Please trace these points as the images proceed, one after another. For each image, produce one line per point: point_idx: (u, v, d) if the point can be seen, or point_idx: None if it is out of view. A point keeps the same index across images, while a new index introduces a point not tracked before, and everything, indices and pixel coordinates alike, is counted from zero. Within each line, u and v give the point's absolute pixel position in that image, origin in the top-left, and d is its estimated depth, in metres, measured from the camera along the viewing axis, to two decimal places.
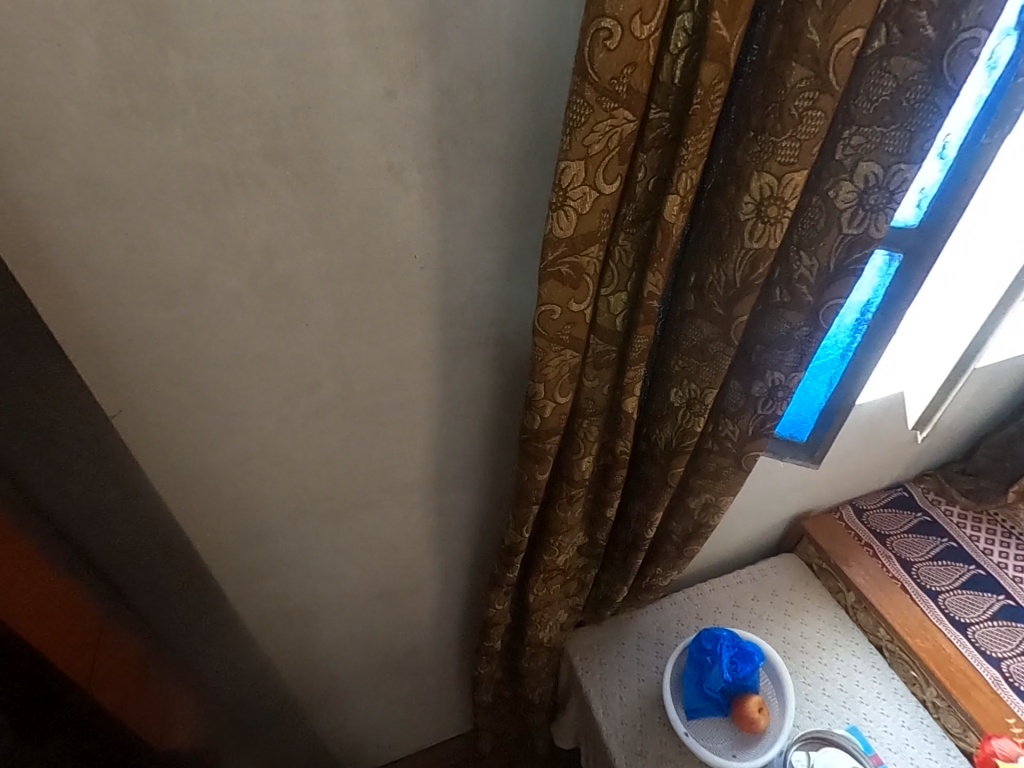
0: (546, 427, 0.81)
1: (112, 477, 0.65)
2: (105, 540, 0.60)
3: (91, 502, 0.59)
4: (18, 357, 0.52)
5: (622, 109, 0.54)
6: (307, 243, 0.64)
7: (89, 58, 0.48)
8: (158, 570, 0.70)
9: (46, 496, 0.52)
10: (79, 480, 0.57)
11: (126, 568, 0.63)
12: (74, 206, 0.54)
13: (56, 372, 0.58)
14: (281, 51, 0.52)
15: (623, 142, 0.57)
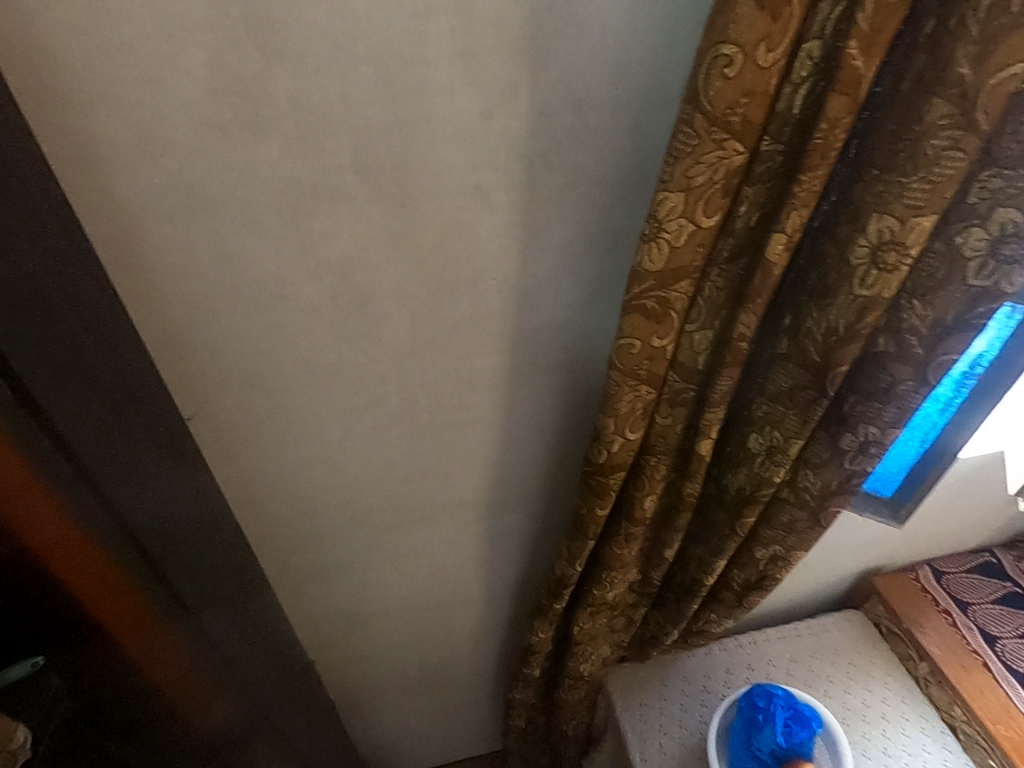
0: (612, 462, 0.78)
1: (183, 474, 0.66)
2: (179, 544, 0.61)
3: (167, 501, 0.60)
4: (105, 358, 0.53)
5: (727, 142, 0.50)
6: (387, 259, 0.63)
7: (198, 71, 0.49)
8: (220, 570, 0.71)
9: (126, 505, 0.52)
10: (154, 479, 0.58)
11: (197, 577, 0.63)
12: (172, 214, 0.55)
13: (141, 370, 0.60)
14: (382, 70, 0.51)
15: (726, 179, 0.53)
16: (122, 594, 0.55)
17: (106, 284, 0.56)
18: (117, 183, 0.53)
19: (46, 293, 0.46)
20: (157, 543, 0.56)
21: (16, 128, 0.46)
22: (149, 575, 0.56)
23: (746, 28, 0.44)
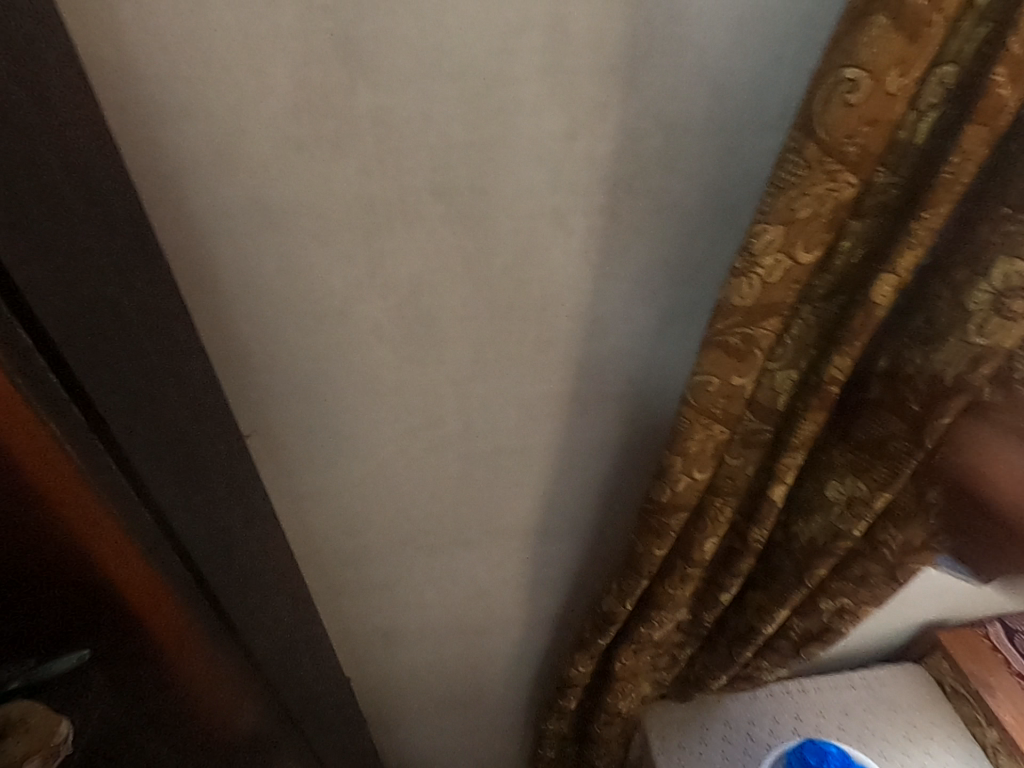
0: (675, 502, 0.73)
1: (241, 491, 0.65)
2: (230, 563, 0.58)
3: (222, 519, 0.59)
4: (171, 377, 0.52)
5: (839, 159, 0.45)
6: (455, 281, 0.61)
7: (282, 87, 0.47)
8: (269, 587, 0.69)
9: (184, 531, 0.49)
10: (210, 496, 0.57)
11: (243, 595, 0.61)
12: (245, 230, 0.54)
13: (206, 384, 0.60)
14: (468, 88, 0.49)
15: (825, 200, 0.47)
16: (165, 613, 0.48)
17: (177, 298, 0.55)
18: (193, 197, 0.52)
19: (119, 309, 0.44)
20: (213, 570, 0.54)
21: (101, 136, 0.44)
22: (205, 607, 0.53)
23: (877, 51, 0.40)
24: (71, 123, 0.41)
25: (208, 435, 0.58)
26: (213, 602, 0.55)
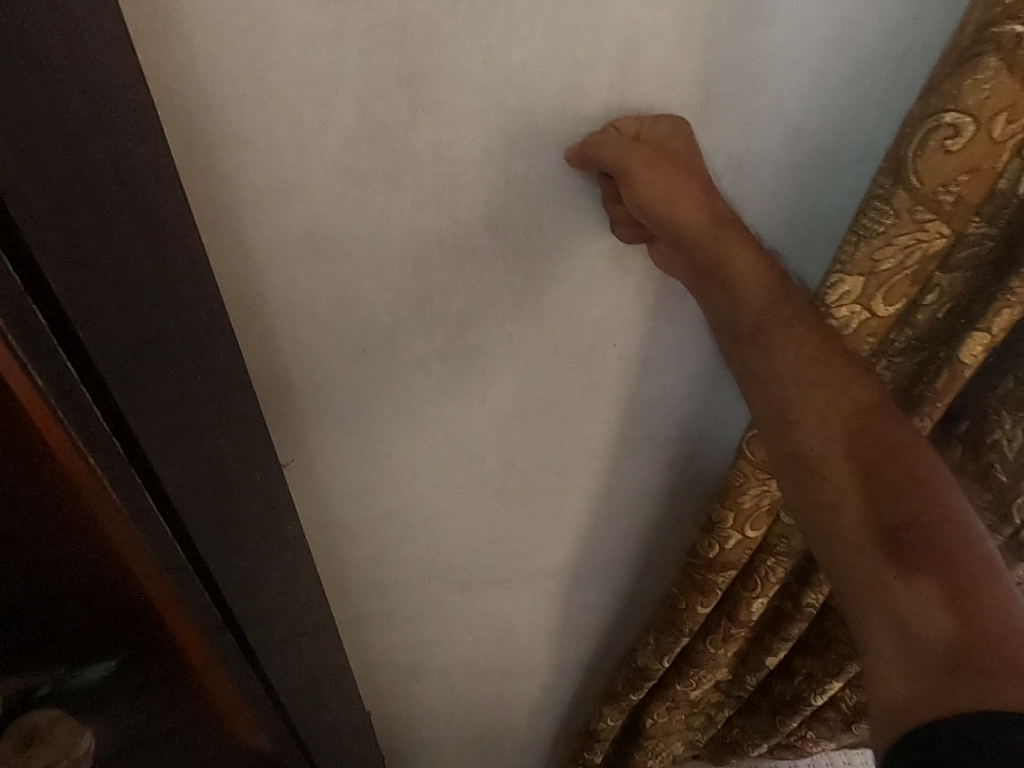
0: (724, 559, 0.69)
1: (282, 525, 0.63)
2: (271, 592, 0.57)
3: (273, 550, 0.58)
4: (224, 420, 0.49)
5: (700, 184, 0.48)
6: (503, 317, 0.59)
7: (343, 120, 0.47)
8: (301, 618, 0.68)
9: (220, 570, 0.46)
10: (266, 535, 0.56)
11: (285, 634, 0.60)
12: (296, 259, 0.54)
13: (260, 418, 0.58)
14: (530, 124, 0.48)
15: (738, 254, 0.48)
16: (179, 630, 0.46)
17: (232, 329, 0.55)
18: (248, 225, 0.51)
19: (176, 355, 0.42)
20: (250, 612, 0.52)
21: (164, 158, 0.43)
22: (235, 650, 0.50)
23: (984, 94, 0.36)
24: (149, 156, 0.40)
25: (255, 470, 0.56)
26: (246, 649, 0.51)
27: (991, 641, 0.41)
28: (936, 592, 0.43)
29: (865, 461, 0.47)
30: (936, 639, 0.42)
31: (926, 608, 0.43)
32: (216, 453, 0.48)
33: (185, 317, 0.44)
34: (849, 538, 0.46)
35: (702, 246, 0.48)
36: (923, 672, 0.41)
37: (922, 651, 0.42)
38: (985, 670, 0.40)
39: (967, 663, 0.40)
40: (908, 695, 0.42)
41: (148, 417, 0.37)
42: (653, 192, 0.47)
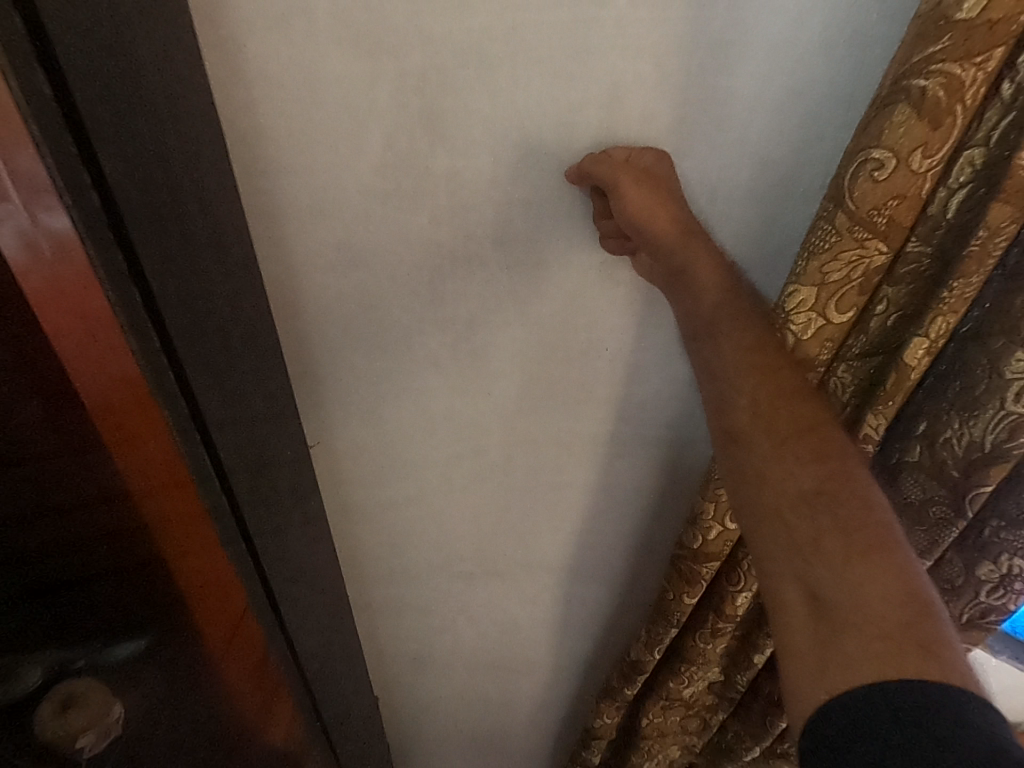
0: (707, 550, 0.75)
1: (307, 502, 0.71)
2: (291, 556, 0.64)
3: (296, 521, 0.66)
4: (265, 400, 0.58)
5: (678, 205, 0.55)
6: (507, 321, 0.67)
7: (373, 149, 0.56)
8: (320, 589, 0.75)
9: (254, 525, 0.54)
10: (290, 506, 0.64)
11: (299, 599, 0.67)
12: (330, 266, 0.62)
13: (293, 404, 0.66)
14: (531, 153, 0.56)
15: (706, 267, 0.55)
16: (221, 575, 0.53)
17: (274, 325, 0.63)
18: (291, 236, 0.60)
19: (229, 339, 0.50)
20: (276, 571, 0.60)
21: (229, 178, 0.53)
22: (262, 593, 0.57)
23: (902, 134, 0.44)
24: (216, 176, 0.49)
25: (289, 449, 0.64)
26: (269, 590, 0.59)
27: (893, 610, 0.44)
28: (844, 565, 0.47)
29: (783, 448, 0.52)
30: (843, 610, 0.45)
31: (835, 582, 0.46)
32: (258, 426, 0.56)
33: (238, 310, 0.52)
34: (767, 518, 0.51)
35: (676, 259, 0.55)
36: (831, 642, 0.45)
37: (829, 621, 0.46)
38: (886, 634, 0.43)
39: (871, 631, 0.44)
40: (820, 666, 0.45)
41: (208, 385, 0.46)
42: (640, 206, 0.53)
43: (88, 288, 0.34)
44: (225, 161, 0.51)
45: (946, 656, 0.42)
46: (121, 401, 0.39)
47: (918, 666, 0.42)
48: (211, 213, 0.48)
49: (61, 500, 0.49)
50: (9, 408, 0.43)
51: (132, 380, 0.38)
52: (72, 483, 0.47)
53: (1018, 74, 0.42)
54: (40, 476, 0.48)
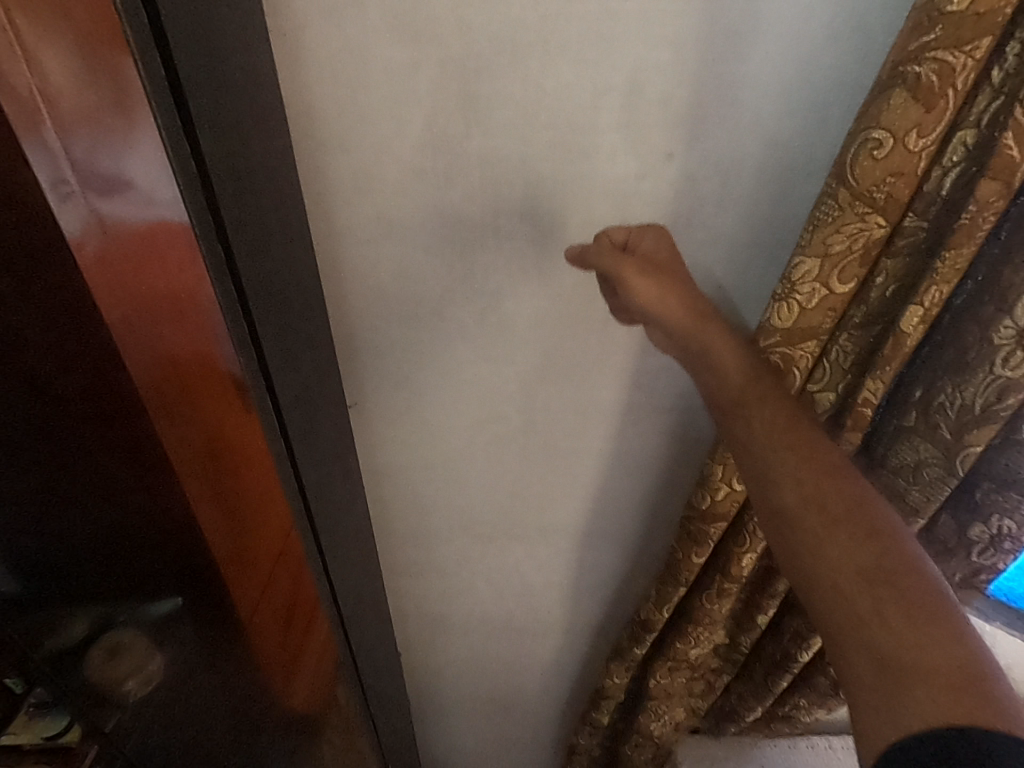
0: (715, 511, 0.80)
1: (345, 459, 0.76)
2: (329, 507, 0.69)
3: (335, 474, 0.71)
4: (315, 359, 0.64)
5: (679, 281, 0.61)
6: (532, 293, 0.72)
7: (414, 129, 0.61)
8: (354, 541, 0.81)
9: (304, 469, 0.60)
10: (330, 459, 0.69)
11: (336, 546, 0.73)
12: (370, 238, 0.68)
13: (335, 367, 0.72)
14: (558, 133, 0.61)
15: (714, 339, 0.62)
16: (270, 513, 0.57)
17: (322, 292, 0.69)
18: (337, 209, 0.66)
19: (287, 298, 0.55)
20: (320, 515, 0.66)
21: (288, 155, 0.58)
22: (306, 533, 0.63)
23: (899, 116, 0.48)
24: (280, 151, 0.55)
25: (332, 407, 0.70)
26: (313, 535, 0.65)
27: (953, 667, 0.48)
28: (906, 630, 0.50)
29: (834, 525, 0.55)
30: (909, 669, 0.48)
31: (898, 646, 0.49)
32: (308, 382, 0.62)
33: (295, 275, 0.58)
34: (825, 589, 0.54)
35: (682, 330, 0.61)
36: (900, 701, 0.47)
37: (894, 678, 0.48)
38: (952, 691, 0.46)
39: (936, 686, 0.47)
40: (890, 723, 0.47)
41: (273, 338, 0.52)
42: (648, 291, 0.60)
43: (174, 253, 0.39)
44: (286, 141, 0.57)
45: (1009, 711, 0.46)
46: (179, 362, 0.44)
47: (986, 720, 0.45)
48: (277, 185, 0.53)
49: (129, 451, 0.55)
50: (91, 361, 0.48)
51: (206, 336, 0.44)
52: (135, 435, 0.53)
53: (1005, 62, 0.47)
54: (112, 427, 0.54)
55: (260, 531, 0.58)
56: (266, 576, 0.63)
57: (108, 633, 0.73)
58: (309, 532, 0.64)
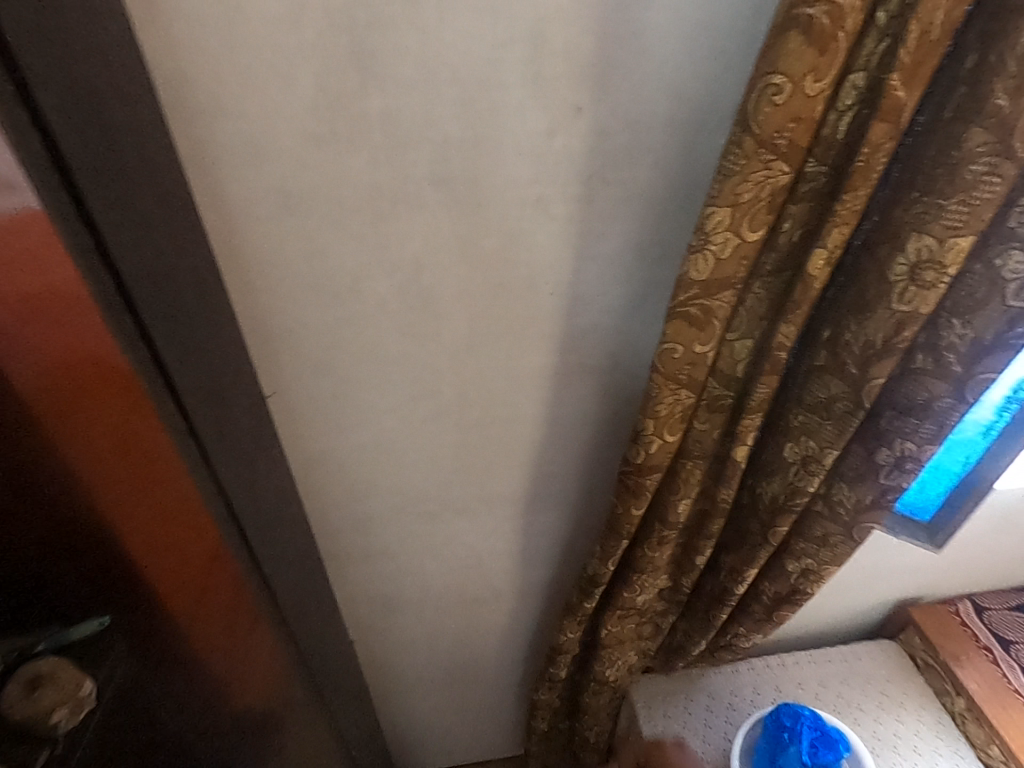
0: (650, 463, 0.81)
1: (270, 451, 0.72)
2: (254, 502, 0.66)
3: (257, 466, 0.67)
4: (219, 348, 0.59)
5: None
6: (451, 261, 0.70)
7: (304, 88, 0.56)
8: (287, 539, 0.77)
9: (218, 465, 0.56)
10: (248, 454, 0.64)
11: (266, 539, 0.69)
12: (268, 213, 0.63)
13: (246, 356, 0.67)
14: (461, 90, 0.58)
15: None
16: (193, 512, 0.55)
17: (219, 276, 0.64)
18: (227, 182, 0.60)
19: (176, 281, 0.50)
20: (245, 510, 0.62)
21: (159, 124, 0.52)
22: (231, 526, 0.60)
23: (795, 59, 0.49)
24: (147, 118, 0.49)
25: (246, 398, 0.65)
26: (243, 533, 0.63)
27: None
28: None
29: None
30: None
31: None
32: (213, 375, 0.56)
33: (184, 258, 0.53)
34: None
35: None
36: None
37: None
38: None
39: None
40: None
41: (163, 325, 0.47)
42: None
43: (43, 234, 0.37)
44: (155, 107, 0.51)
45: None
46: (70, 363, 0.43)
47: None
48: (143, 154, 0.48)
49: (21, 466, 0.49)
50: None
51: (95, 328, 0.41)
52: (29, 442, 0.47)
53: (888, 4, 0.48)
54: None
55: (189, 527, 0.56)
56: (205, 571, 0.61)
57: (23, 668, 0.58)
58: (240, 538, 0.62)
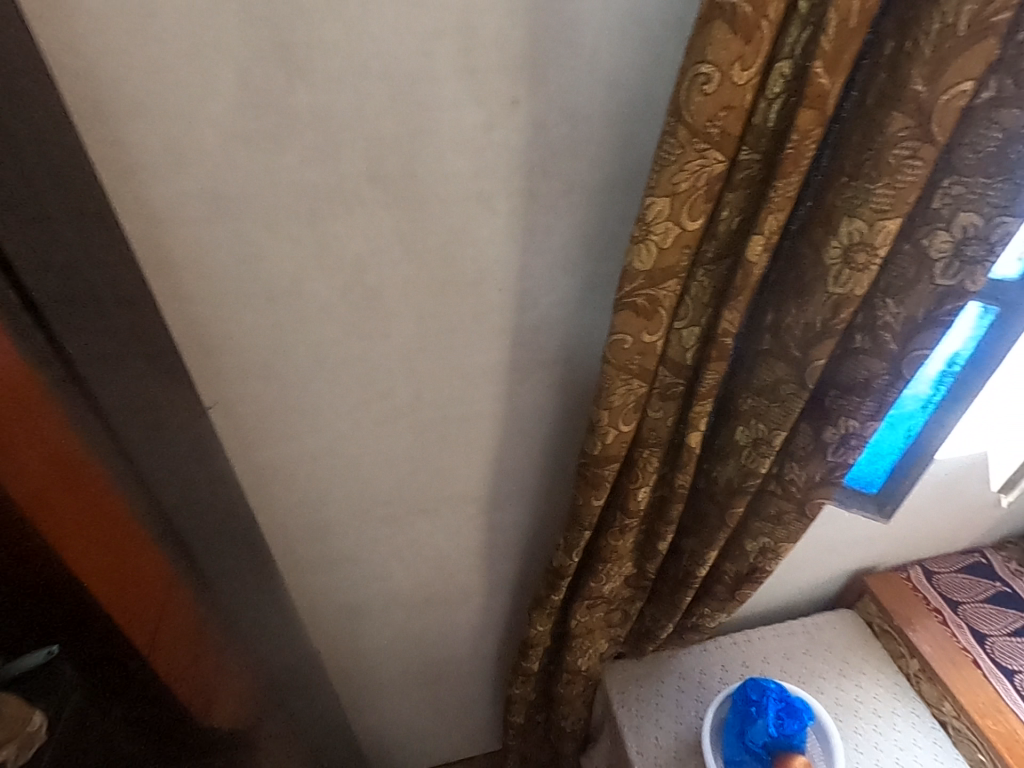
0: (607, 454, 0.82)
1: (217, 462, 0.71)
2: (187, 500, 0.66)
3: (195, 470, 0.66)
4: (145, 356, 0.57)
5: None
6: (395, 261, 0.68)
7: (227, 86, 0.53)
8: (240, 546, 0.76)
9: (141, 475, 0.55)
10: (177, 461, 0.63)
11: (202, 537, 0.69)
12: (197, 217, 0.60)
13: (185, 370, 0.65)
14: (393, 85, 0.56)
15: None
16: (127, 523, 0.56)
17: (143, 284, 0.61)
18: (151, 186, 0.57)
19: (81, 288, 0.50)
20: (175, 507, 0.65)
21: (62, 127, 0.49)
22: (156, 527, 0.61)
23: (722, 48, 0.50)
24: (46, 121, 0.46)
25: (182, 410, 0.62)
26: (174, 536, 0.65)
27: None
28: None
29: None
30: None
31: None
32: (129, 384, 0.56)
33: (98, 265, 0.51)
34: None
35: None
36: None
37: None
38: None
39: None
40: None
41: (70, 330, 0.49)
42: None
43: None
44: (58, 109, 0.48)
45: None
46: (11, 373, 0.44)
47: None
48: (56, 159, 0.47)
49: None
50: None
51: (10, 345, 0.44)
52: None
53: None
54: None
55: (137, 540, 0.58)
56: (163, 587, 0.62)
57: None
58: (174, 542, 0.64)
